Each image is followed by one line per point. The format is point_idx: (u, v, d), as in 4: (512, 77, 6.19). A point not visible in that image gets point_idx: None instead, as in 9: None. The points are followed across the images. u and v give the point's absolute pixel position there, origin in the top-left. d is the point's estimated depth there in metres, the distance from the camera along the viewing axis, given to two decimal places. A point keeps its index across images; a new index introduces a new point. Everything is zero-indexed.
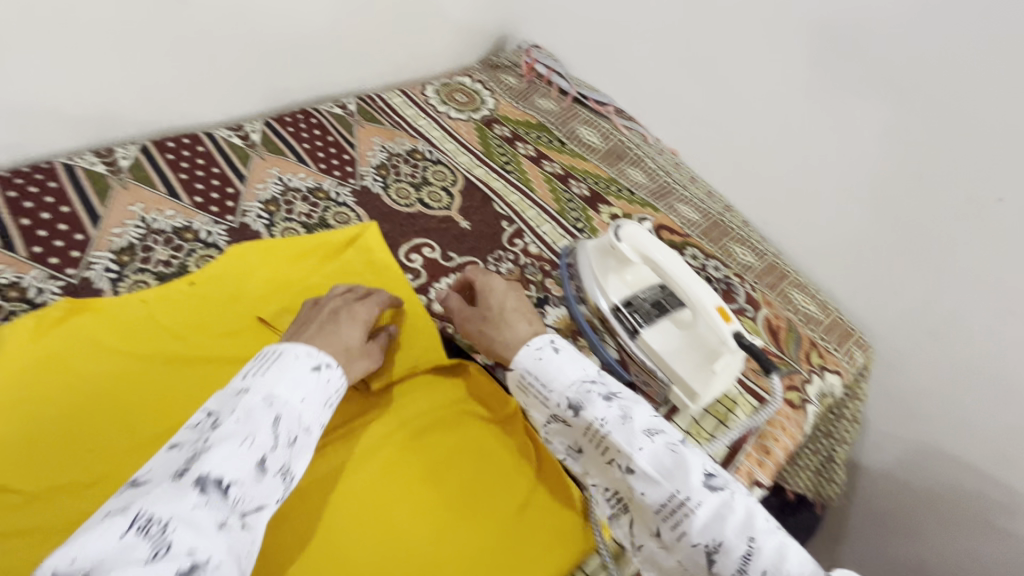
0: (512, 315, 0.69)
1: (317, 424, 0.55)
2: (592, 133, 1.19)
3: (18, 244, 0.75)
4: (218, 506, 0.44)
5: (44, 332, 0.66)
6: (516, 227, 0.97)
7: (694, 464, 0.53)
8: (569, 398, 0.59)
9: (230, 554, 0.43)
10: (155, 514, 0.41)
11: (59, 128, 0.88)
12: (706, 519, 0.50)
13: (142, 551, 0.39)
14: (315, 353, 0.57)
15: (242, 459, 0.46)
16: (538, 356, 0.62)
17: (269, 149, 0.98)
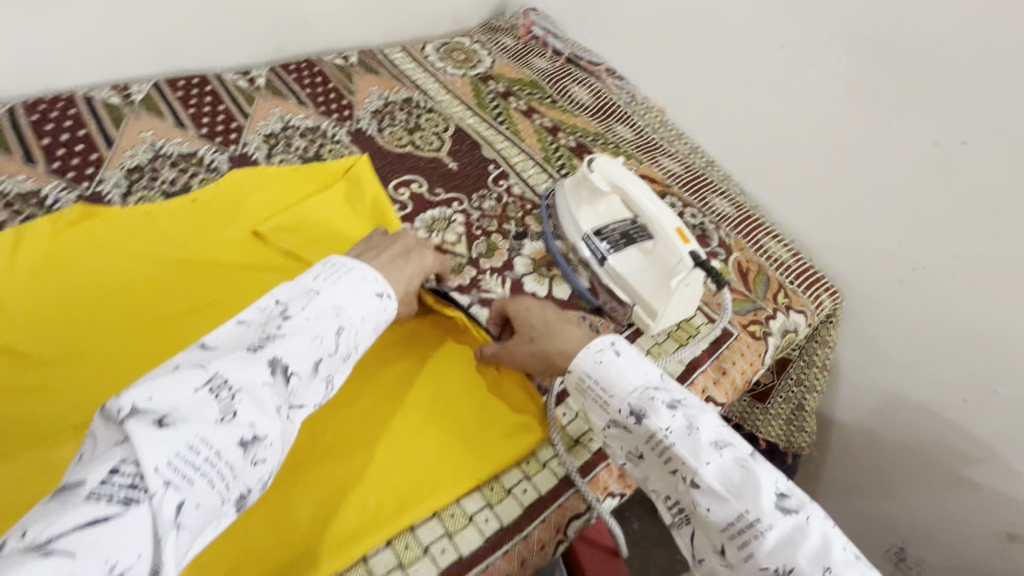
0: (559, 325, 0.66)
1: (363, 345, 0.58)
2: (583, 91, 1.23)
3: (40, 161, 0.83)
4: (279, 392, 0.48)
5: (60, 232, 0.73)
6: (502, 170, 1.02)
7: (766, 484, 0.51)
8: (632, 405, 0.57)
9: (279, 436, 0.47)
10: (230, 379, 0.45)
11: (78, 64, 0.95)
12: (778, 546, 0.49)
13: (213, 411, 0.43)
14: (381, 284, 0.60)
15: (304, 357, 0.50)
16: (598, 360, 0.60)
17: (272, 92, 1.05)
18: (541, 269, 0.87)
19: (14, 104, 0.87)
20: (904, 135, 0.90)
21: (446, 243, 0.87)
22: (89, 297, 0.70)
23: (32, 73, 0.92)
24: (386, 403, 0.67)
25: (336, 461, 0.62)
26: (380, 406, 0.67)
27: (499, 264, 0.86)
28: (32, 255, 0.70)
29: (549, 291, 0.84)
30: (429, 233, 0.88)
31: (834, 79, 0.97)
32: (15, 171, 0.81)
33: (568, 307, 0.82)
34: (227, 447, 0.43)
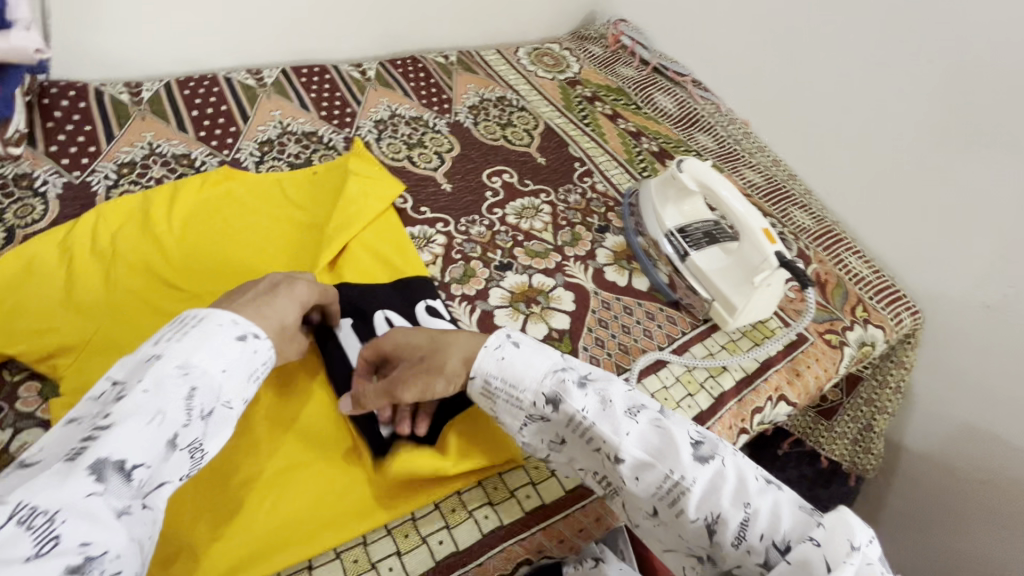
0: (447, 336, 0.61)
1: (239, 398, 0.52)
2: (667, 99, 1.27)
3: (188, 128, 0.95)
4: (119, 492, 0.42)
5: (207, 188, 0.84)
6: (587, 168, 1.07)
7: (681, 439, 0.53)
8: (546, 393, 0.57)
9: (131, 542, 0.41)
10: (40, 504, 0.38)
11: (223, 49, 1.09)
12: (704, 495, 0.50)
13: (24, 546, 0.36)
14: (241, 322, 0.53)
15: (147, 442, 0.44)
16: (500, 356, 0.59)
17: (381, 84, 1.15)
18: (622, 262, 0.91)
19: (170, 81, 1.02)
20: (1003, 161, 0.90)
21: (534, 229, 0.93)
22: (226, 245, 0.78)
23: (186, 54, 1.06)
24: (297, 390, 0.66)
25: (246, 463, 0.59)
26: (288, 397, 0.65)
27: (582, 253, 0.91)
28: (185, 204, 0.81)
29: (629, 282, 0.88)
30: (518, 219, 0.94)
31: (932, 99, 0.97)
32: (170, 136, 0.93)
33: (646, 297, 0.86)
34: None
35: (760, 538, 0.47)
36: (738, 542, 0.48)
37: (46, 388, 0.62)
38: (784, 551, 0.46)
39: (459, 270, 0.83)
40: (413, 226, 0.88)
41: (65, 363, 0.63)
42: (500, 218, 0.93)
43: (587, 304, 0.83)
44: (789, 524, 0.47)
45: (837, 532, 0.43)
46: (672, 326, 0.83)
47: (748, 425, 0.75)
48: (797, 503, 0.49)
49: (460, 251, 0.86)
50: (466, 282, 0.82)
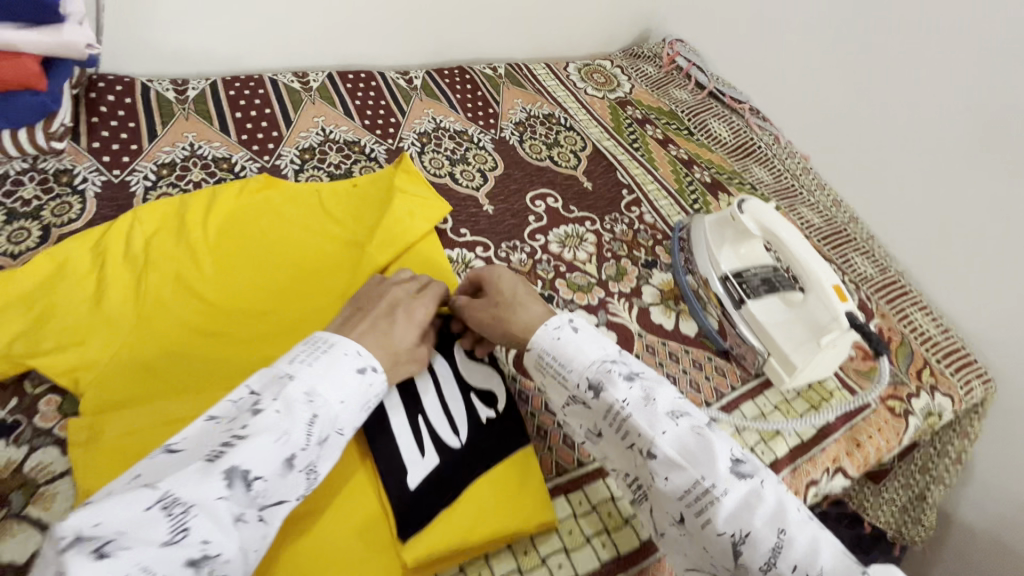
0: (527, 299, 0.65)
1: (351, 427, 0.51)
2: (722, 127, 1.21)
3: (231, 131, 0.93)
4: (241, 500, 0.42)
5: (245, 195, 0.81)
6: (635, 196, 1.02)
7: (721, 451, 0.52)
8: (590, 378, 0.57)
9: (241, 550, 0.41)
10: (182, 495, 0.39)
11: (271, 50, 1.07)
12: (734, 509, 0.50)
13: (161, 531, 0.38)
14: (364, 354, 0.53)
15: (272, 457, 0.43)
16: (556, 336, 0.60)
17: (427, 94, 1.12)
18: (669, 302, 0.85)
19: (216, 80, 1.01)
20: None
21: (577, 260, 0.88)
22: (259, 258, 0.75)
23: (232, 53, 1.04)
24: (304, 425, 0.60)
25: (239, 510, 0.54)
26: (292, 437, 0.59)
27: (627, 290, 0.86)
28: (223, 211, 0.79)
29: (675, 325, 0.82)
30: (561, 247, 0.89)
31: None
32: (212, 138, 0.91)
33: (693, 345, 0.81)
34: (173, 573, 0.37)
35: (791, 567, 0.47)
36: (767, 568, 0.48)
37: (66, 403, 0.60)
38: None
39: None
40: (451, 248, 0.84)
41: (87, 378, 0.60)
42: (542, 246, 0.89)
43: (631, 346, 0.78)
44: (826, 561, 0.47)
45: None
46: (721, 379, 0.77)
47: (802, 498, 0.68)
48: (837, 546, 0.49)
49: None
50: None
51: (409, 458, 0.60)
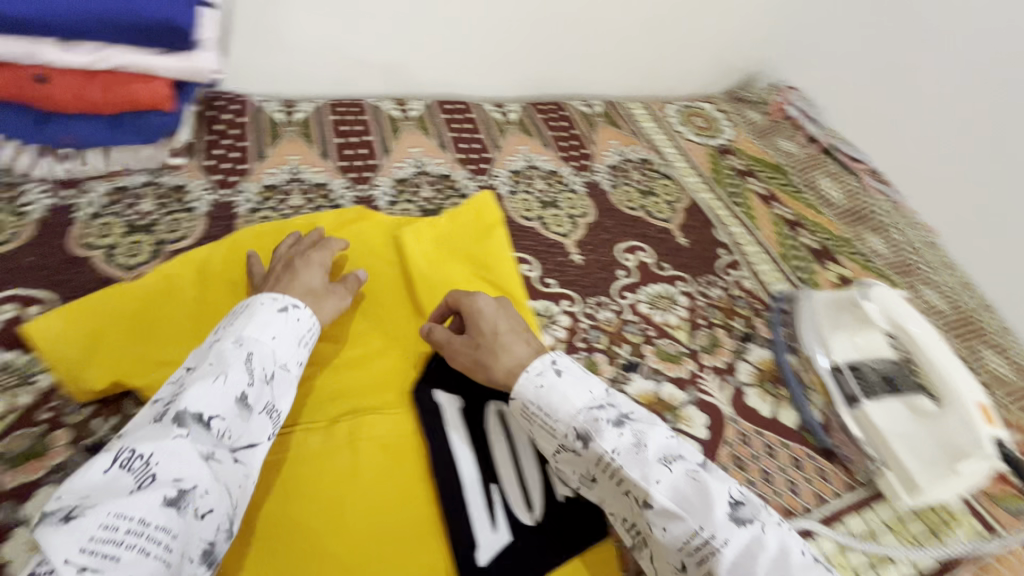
0: (509, 339, 0.63)
1: (293, 361, 0.56)
2: (834, 187, 1.11)
3: (331, 156, 0.95)
4: (202, 439, 0.46)
5: (338, 227, 0.82)
6: (733, 258, 0.95)
7: (719, 498, 0.50)
8: (578, 428, 0.54)
9: (217, 482, 0.46)
10: (138, 449, 0.44)
11: (377, 77, 1.09)
12: (736, 561, 0.47)
13: (128, 482, 0.42)
14: (279, 297, 0.59)
15: (219, 395, 0.48)
16: (539, 384, 0.57)
17: (521, 129, 1.10)
18: (766, 384, 0.78)
19: (322, 104, 1.03)
20: None
21: (667, 324, 0.83)
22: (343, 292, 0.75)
23: (340, 78, 1.06)
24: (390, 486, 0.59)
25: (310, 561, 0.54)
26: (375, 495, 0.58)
27: (720, 365, 0.79)
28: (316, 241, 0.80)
29: (773, 414, 0.75)
30: (651, 309, 0.84)
31: None
32: (314, 163, 0.93)
33: (794, 438, 0.73)
34: (153, 512, 0.42)
35: None
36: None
37: None
38: None
39: (581, 362, 0.75)
40: (536, 298, 0.81)
41: None
42: (631, 305, 0.84)
43: (722, 432, 0.72)
44: None
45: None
46: (823, 483, 0.69)
47: None
48: None
49: (584, 339, 0.78)
50: None
51: (479, 531, 0.57)
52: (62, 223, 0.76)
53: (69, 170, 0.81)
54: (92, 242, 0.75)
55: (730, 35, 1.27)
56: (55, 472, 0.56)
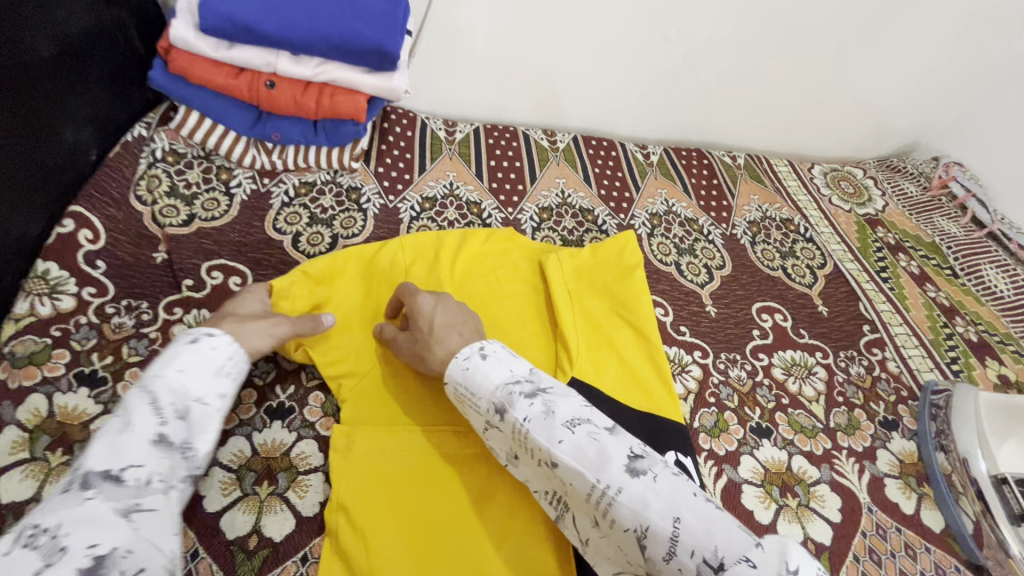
0: (443, 331, 0.64)
1: (212, 391, 0.54)
2: (1000, 277, 1.02)
3: (484, 177, 1.01)
4: (115, 495, 0.43)
5: (489, 242, 0.87)
6: (878, 336, 0.90)
7: (616, 453, 0.50)
8: (495, 402, 0.56)
9: (143, 538, 0.42)
10: (41, 522, 0.39)
11: (531, 108, 1.16)
12: (630, 508, 0.47)
13: (31, 562, 0.36)
14: (185, 334, 0.57)
15: (126, 446, 0.45)
16: (465, 366, 0.59)
17: (662, 172, 1.11)
18: (909, 479, 0.73)
19: (478, 126, 1.11)
20: None
21: (802, 395, 0.80)
22: (486, 304, 0.80)
23: (498, 106, 1.14)
24: (508, 490, 0.62)
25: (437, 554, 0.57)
26: (495, 498, 0.61)
27: (858, 448, 0.75)
28: (470, 254, 0.85)
29: (916, 512, 0.70)
30: (786, 375, 0.81)
31: None
32: (468, 181, 1.00)
33: (937, 542, 0.68)
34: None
35: (690, 553, 0.44)
36: (668, 557, 0.45)
37: (328, 403, 0.68)
38: (715, 569, 0.42)
39: (711, 417, 0.74)
40: (669, 344, 0.81)
41: (345, 386, 0.67)
42: (765, 367, 0.82)
43: (857, 520, 0.68)
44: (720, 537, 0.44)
45: (772, 560, 0.43)
46: None
47: None
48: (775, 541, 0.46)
49: (714, 394, 0.77)
50: (717, 435, 0.73)
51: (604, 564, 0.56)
52: (260, 207, 0.86)
53: (272, 162, 0.91)
54: (282, 227, 0.85)
55: (889, 102, 1.23)
56: (244, 426, 0.63)
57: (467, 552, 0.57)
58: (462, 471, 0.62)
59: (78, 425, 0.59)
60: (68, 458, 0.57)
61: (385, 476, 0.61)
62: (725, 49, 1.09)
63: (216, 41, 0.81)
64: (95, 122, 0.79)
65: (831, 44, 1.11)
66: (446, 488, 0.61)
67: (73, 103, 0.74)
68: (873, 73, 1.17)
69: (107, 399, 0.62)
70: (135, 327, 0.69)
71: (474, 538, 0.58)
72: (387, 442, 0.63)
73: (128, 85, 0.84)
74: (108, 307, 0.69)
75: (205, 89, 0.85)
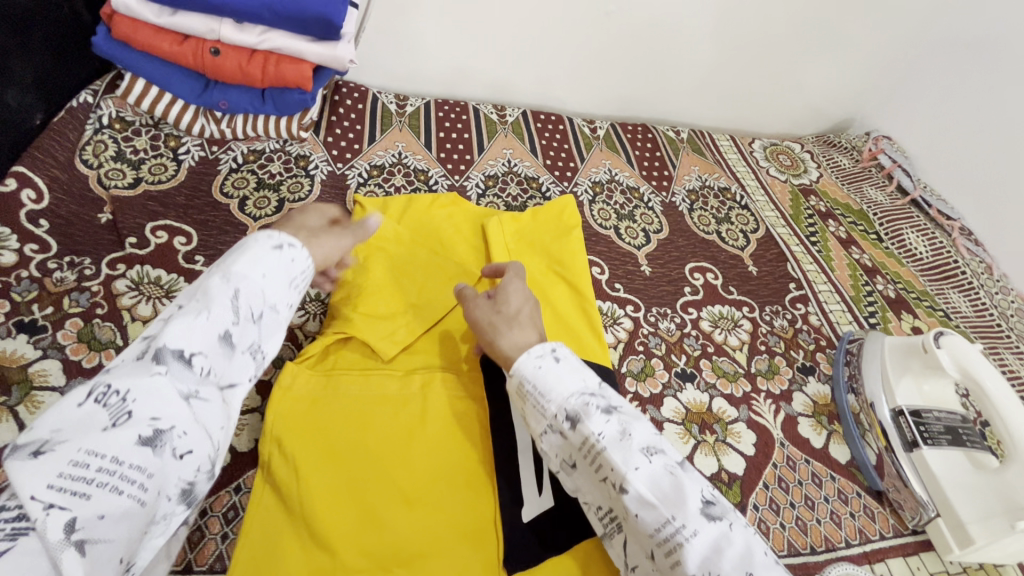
0: (526, 322, 0.65)
1: (283, 303, 0.54)
2: (920, 241, 1.09)
3: (432, 147, 1.05)
4: (184, 377, 0.45)
5: (433, 207, 0.91)
6: (803, 293, 0.95)
7: (692, 492, 0.49)
8: (568, 409, 0.54)
9: (197, 422, 0.45)
10: (114, 386, 0.42)
11: (480, 84, 1.19)
12: (705, 555, 0.46)
13: (101, 418, 0.40)
14: (275, 234, 0.56)
15: (199, 333, 0.47)
16: (539, 364, 0.58)
17: (607, 145, 1.15)
18: (821, 418, 0.79)
19: (429, 100, 1.14)
20: None
21: (727, 344, 0.85)
22: (429, 262, 0.83)
23: (449, 82, 1.18)
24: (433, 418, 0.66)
25: (369, 490, 0.59)
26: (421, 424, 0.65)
27: (776, 391, 0.80)
28: (414, 217, 0.88)
29: (825, 446, 0.76)
30: (713, 327, 0.86)
31: None
32: (417, 150, 1.03)
33: (842, 472, 0.73)
34: (128, 451, 0.40)
35: None
36: None
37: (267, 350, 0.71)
38: None
39: (638, 363, 0.79)
40: (603, 299, 0.86)
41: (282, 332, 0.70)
42: (693, 320, 0.87)
43: (769, 453, 0.73)
44: None
45: None
46: (869, 521, 0.70)
47: None
48: None
49: (644, 343, 0.82)
50: (643, 379, 0.77)
51: (526, 493, 0.62)
52: (208, 172, 0.88)
53: (221, 131, 0.93)
54: (229, 191, 0.87)
55: (825, 80, 1.29)
56: None
57: (384, 468, 0.61)
58: (385, 401, 0.66)
59: (18, 368, 0.61)
60: (7, 397, 0.59)
61: (324, 410, 0.64)
62: (666, 28, 1.14)
63: (159, 7, 0.83)
64: (40, 87, 0.81)
65: (766, 22, 1.16)
66: (372, 416, 0.65)
67: (15, 67, 0.75)
68: (808, 52, 1.23)
69: (47, 345, 0.64)
70: (77, 281, 0.70)
71: (396, 458, 0.62)
72: (330, 392, 0.66)
73: (73, 52, 0.86)
74: (50, 263, 0.71)
75: (151, 55, 0.87)
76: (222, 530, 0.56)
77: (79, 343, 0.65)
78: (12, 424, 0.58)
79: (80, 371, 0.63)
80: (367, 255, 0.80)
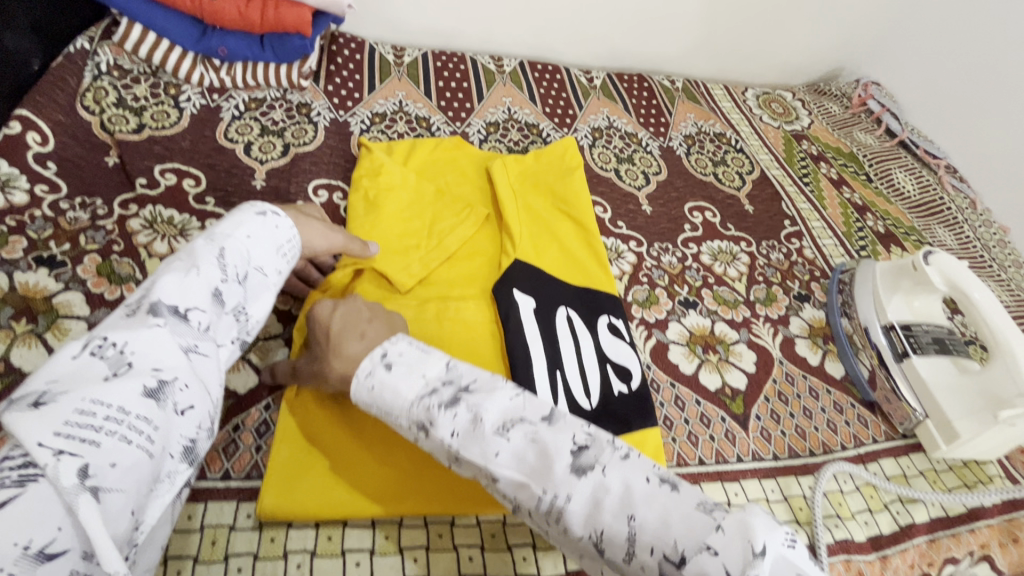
0: (340, 338, 0.56)
1: (271, 267, 0.55)
2: (908, 180, 1.13)
3: (432, 96, 1.05)
4: (181, 330, 0.45)
5: (438, 150, 0.92)
6: (797, 229, 0.99)
7: (557, 450, 0.45)
8: (415, 420, 0.50)
9: (196, 377, 0.44)
10: (111, 338, 0.42)
11: (476, 35, 1.19)
12: (582, 516, 0.43)
13: (101, 369, 0.40)
14: (257, 206, 0.58)
15: (192, 288, 0.47)
16: (370, 385, 0.52)
17: (604, 94, 1.16)
18: (817, 338, 0.83)
19: (427, 51, 1.14)
20: None
21: (727, 275, 0.88)
22: (437, 201, 0.85)
23: (445, 33, 1.17)
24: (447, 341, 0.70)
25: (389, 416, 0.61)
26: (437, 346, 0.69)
27: (774, 315, 0.84)
28: (420, 159, 0.90)
29: (820, 363, 0.80)
30: (713, 260, 0.90)
31: None
32: (417, 99, 1.04)
33: (837, 386, 0.78)
34: (132, 401, 0.39)
35: (649, 551, 0.40)
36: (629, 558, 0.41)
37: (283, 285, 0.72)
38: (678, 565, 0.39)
39: (643, 292, 0.82)
40: (607, 236, 0.88)
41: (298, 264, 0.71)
42: (694, 254, 0.90)
43: (769, 369, 0.77)
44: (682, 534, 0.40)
45: (733, 538, 0.38)
46: (863, 428, 0.74)
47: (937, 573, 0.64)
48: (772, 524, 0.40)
49: (647, 275, 0.84)
50: (648, 306, 0.80)
51: None
52: (210, 119, 0.88)
53: (220, 79, 0.92)
54: (233, 137, 0.87)
55: (816, 28, 1.31)
56: None
57: None
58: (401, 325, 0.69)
59: (41, 299, 0.63)
60: (32, 326, 0.60)
61: None
62: None
63: None
64: (36, 32, 0.79)
65: None
66: None
67: (12, 8, 0.74)
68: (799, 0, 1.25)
69: (68, 278, 0.65)
70: (90, 220, 0.71)
71: None
72: None
73: None
74: (62, 203, 0.71)
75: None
76: (255, 443, 0.59)
77: (99, 276, 0.66)
78: (42, 351, 0.59)
79: (103, 303, 0.64)
80: (377, 193, 0.81)
